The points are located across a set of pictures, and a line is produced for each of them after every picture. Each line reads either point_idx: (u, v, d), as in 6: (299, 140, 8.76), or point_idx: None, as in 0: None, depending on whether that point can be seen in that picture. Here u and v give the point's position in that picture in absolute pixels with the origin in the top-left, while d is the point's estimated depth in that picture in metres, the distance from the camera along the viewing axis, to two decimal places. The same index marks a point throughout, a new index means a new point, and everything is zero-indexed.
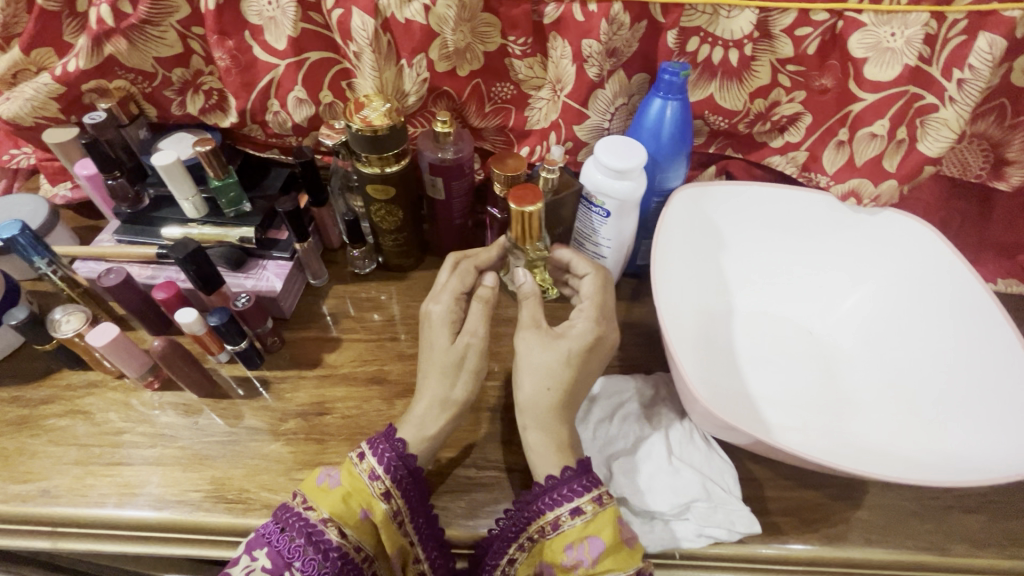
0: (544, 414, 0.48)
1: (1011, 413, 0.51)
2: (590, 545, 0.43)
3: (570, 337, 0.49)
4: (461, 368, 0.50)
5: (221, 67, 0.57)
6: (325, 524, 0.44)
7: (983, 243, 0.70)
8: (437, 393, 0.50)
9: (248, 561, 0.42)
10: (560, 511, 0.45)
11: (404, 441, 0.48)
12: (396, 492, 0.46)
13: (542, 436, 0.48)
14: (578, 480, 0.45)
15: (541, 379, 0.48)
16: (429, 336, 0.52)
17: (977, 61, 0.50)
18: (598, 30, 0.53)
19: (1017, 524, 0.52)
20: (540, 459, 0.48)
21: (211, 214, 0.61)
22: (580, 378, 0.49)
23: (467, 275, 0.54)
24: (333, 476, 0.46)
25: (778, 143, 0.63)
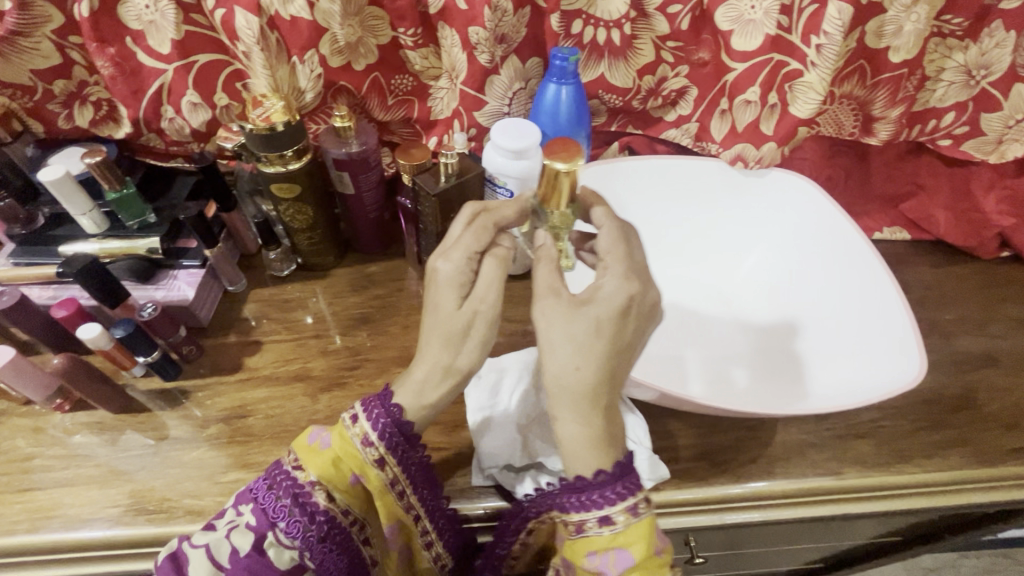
0: (577, 397, 0.41)
1: (888, 342, 0.57)
2: (616, 558, 0.40)
3: (599, 303, 0.41)
4: (468, 335, 0.45)
5: (105, 75, 0.56)
6: (313, 487, 0.43)
7: (867, 196, 0.76)
8: (444, 359, 0.45)
9: (234, 516, 0.43)
10: (586, 518, 0.41)
11: (400, 406, 0.45)
12: (391, 459, 0.44)
13: (580, 426, 0.41)
14: (612, 487, 0.40)
15: (571, 357, 0.41)
16: (433, 298, 0.45)
17: (830, 27, 0.54)
18: (482, 17, 0.55)
19: (900, 444, 0.58)
20: (572, 450, 0.41)
21: (112, 227, 0.60)
22: (616, 350, 0.41)
23: (484, 232, 0.45)
24: (325, 438, 0.44)
25: (672, 116, 0.67)
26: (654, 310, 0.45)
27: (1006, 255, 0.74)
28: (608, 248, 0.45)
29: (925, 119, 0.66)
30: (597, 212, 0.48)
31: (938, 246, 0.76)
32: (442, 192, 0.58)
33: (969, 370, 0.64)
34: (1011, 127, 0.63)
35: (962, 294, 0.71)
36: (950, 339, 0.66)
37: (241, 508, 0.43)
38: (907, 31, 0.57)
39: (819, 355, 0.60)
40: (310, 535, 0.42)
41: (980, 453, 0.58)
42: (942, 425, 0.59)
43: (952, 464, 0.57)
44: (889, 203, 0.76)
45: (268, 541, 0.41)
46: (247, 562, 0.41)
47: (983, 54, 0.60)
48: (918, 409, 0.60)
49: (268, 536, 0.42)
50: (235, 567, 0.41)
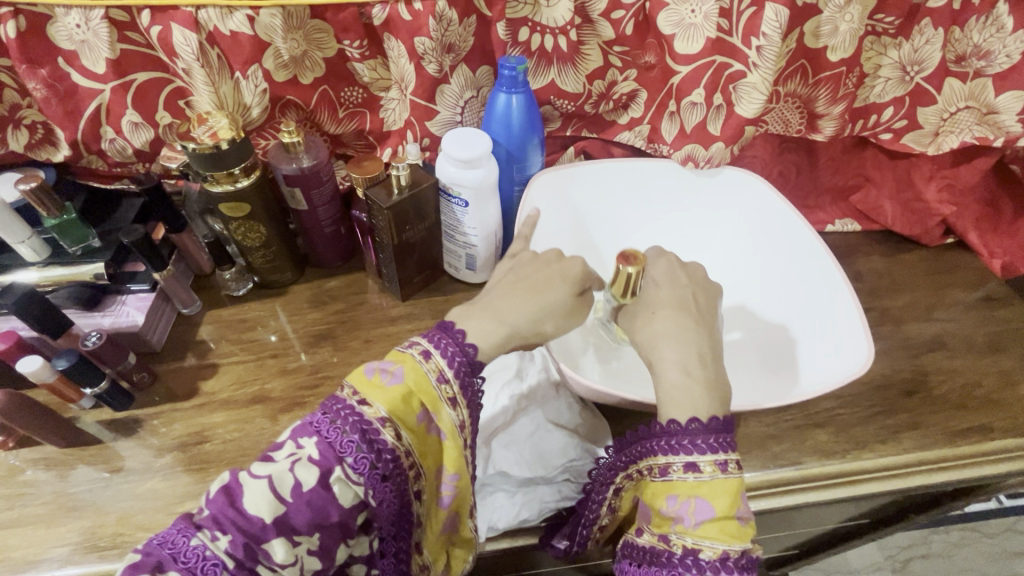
0: (675, 345, 0.47)
1: (835, 330, 0.59)
2: (697, 507, 0.40)
3: (653, 270, 0.54)
4: (565, 312, 0.50)
5: (38, 97, 0.54)
6: (383, 424, 0.40)
7: (819, 189, 0.78)
8: (533, 315, 0.48)
9: (294, 448, 0.38)
10: (674, 461, 0.42)
11: (475, 347, 0.44)
12: (462, 399, 0.43)
13: (680, 371, 0.45)
14: (705, 437, 0.42)
15: (657, 314, 0.49)
16: (528, 272, 0.52)
17: (769, 29, 0.55)
18: (427, 27, 0.55)
19: (856, 431, 0.59)
20: (678, 393, 0.44)
21: (53, 253, 0.58)
22: (682, 298, 0.51)
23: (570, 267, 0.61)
24: (391, 372, 0.41)
25: (624, 119, 0.68)
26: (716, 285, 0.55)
27: (950, 241, 0.77)
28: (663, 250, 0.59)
29: (867, 114, 0.68)
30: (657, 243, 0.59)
31: (888, 235, 0.79)
32: (392, 205, 0.57)
33: (919, 355, 0.66)
34: (946, 120, 0.66)
35: (910, 281, 0.74)
36: (901, 325, 0.69)
37: (298, 443, 0.38)
38: (842, 30, 0.59)
39: (770, 348, 0.62)
40: (377, 473, 0.39)
41: (931, 435, 0.60)
42: (895, 409, 0.61)
43: (905, 447, 0.59)
44: (839, 196, 0.79)
45: (338, 477, 0.37)
46: (314, 498, 0.36)
47: (915, 50, 0.62)
48: (872, 395, 0.62)
49: (335, 471, 0.37)
50: (297, 502, 0.36)
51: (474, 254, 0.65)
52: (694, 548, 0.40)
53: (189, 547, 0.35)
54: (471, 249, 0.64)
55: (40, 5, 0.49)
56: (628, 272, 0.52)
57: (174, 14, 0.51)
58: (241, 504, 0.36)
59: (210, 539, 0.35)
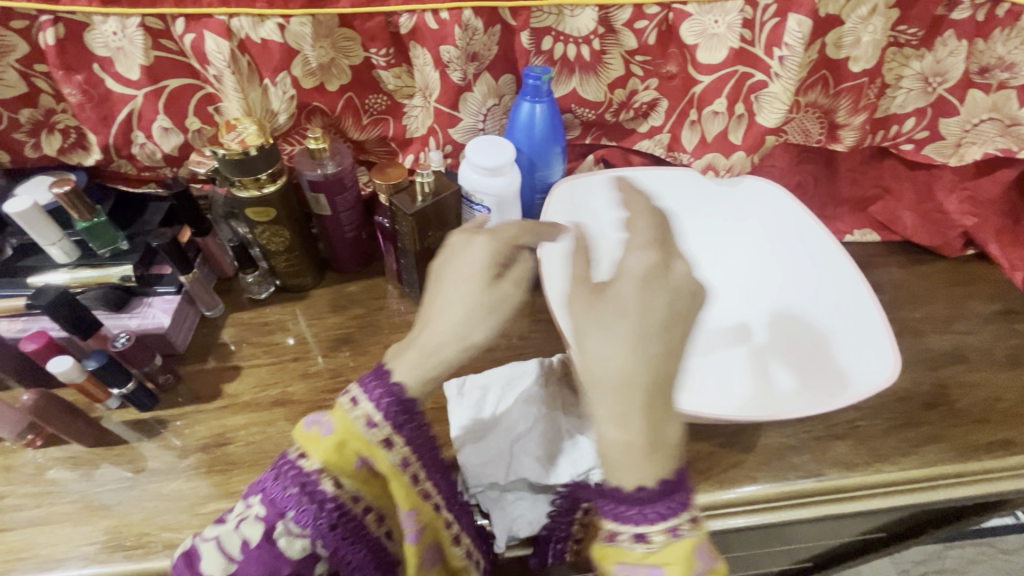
0: (619, 394, 0.35)
1: (863, 338, 0.59)
2: (651, 575, 0.35)
3: (618, 283, 0.37)
4: (492, 313, 0.43)
5: (73, 103, 0.56)
6: (320, 476, 0.41)
7: (837, 200, 0.78)
8: (456, 329, 0.42)
9: (243, 508, 0.42)
10: (622, 530, 0.36)
11: (401, 383, 0.41)
12: (396, 439, 0.41)
13: (619, 423, 0.35)
14: (657, 505, 0.35)
15: (596, 351, 0.36)
16: (453, 274, 0.44)
17: (791, 39, 0.56)
18: (453, 36, 0.56)
19: (877, 444, 0.59)
20: (614, 454, 0.35)
21: (83, 255, 0.59)
22: (642, 328, 0.36)
23: (512, 229, 0.46)
24: (324, 424, 0.41)
25: (644, 128, 0.68)
26: (696, 291, 0.38)
27: (971, 253, 0.77)
28: (628, 224, 0.41)
29: (888, 125, 0.68)
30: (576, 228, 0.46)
31: (907, 246, 0.78)
32: (417, 212, 0.58)
33: (940, 367, 0.65)
34: (968, 131, 0.66)
35: (931, 293, 0.73)
36: (921, 337, 0.68)
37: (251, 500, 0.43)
38: (864, 41, 0.59)
39: (795, 355, 0.61)
40: (321, 523, 0.41)
41: (953, 449, 0.59)
42: (916, 422, 0.61)
43: (927, 460, 0.58)
44: (857, 206, 0.79)
45: (279, 531, 0.40)
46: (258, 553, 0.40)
47: (937, 61, 0.62)
48: (892, 407, 0.62)
49: (278, 526, 0.41)
50: (246, 559, 0.41)
51: None
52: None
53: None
54: None
55: (79, 13, 0.50)
56: None
57: (207, 22, 0.52)
58: (200, 564, 0.42)
59: None
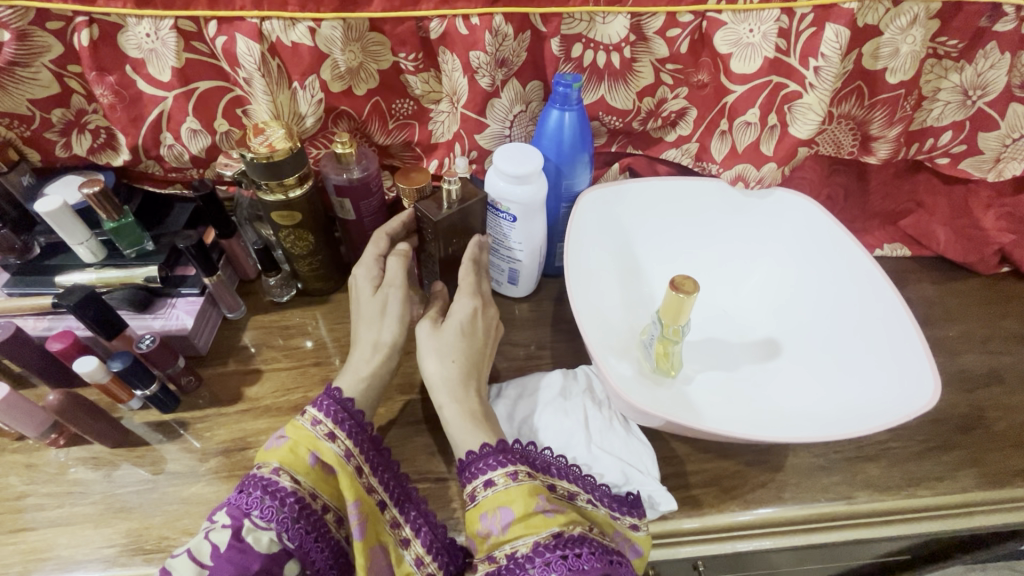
0: (451, 386, 0.52)
1: (900, 359, 0.57)
2: (500, 516, 0.44)
3: (454, 315, 0.55)
4: (386, 314, 0.54)
5: (105, 103, 0.56)
6: (277, 474, 0.44)
7: (867, 214, 0.77)
8: (370, 337, 0.53)
9: (208, 522, 0.42)
10: (475, 484, 0.47)
11: (340, 388, 0.50)
12: (341, 432, 0.47)
13: (457, 403, 0.51)
14: (493, 456, 0.47)
15: (441, 357, 0.53)
16: (355, 298, 0.56)
17: (828, 49, 0.55)
18: (483, 42, 0.55)
19: (910, 467, 0.57)
20: (460, 430, 0.50)
21: (109, 255, 0.60)
22: (473, 349, 0.54)
23: (381, 240, 0.58)
24: (279, 436, 0.46)
25: (672, 136, 0.67)
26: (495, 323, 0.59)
27: (1006, 270, 0.75)
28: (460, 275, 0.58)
29: (923, 138, 0.67)
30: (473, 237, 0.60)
31: (939, 263, 0.76)
32: (440, 220, 0.56)
33: (976, 389, 0.63)
34: (1008, 146, 0.64)
35: (964, 311, 0.71)
36: (955, 357, 0.66)
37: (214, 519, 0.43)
38: (903, 52, 0.58)
39: (823, 372, 0.60)
40: (286, 517, 0.43)
41: (990, 474, 0.57)
42: (951, 445, 0.59)
43: (963, 486, 0.56)
44: (887, 220, 0.77)
45: (246, 527, 0.41)
46: (230, 552, 0.40)
47: (979, 74, 0.60)
48: (926, 429, 0.60)
49: (245, 524, 0.42)
50: (218, 562, 0.40)
51: (518, 268, 0.65)
52: (512, 551, 0.43)
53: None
54: (515, 263, 0.64)
55: (113, 15, 0.51)
56: (678, 295, 0.50)
57: (239, 25, 0.52)
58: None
59: None
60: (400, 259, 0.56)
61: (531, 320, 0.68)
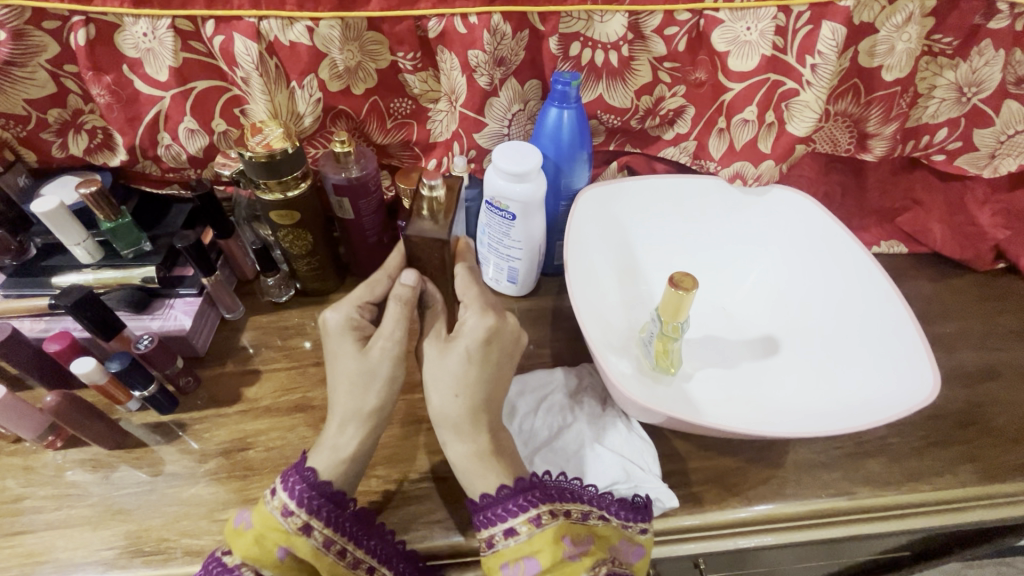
0: (458, 424, 0.48)
1: (901, 354, 0.57)
2: (525, 566, 0.44)
3: (463, 338, 0.48)
4: (372, 377, 0.48)
5: (102, 103, 0.56)
6: (241, 569, 0.44)
7: (864, 211, 0.77)
8: (353, 400, 0.48)
9: None
10: (494, 530, 0.45)
11: (313, 470, 0.46)
12: (314, 522, 0.44)
13: (462, 441, 0.48)
14: (514, 501, 0.45)
15: (446, 390, 0.48)
16: (334, 350, 0.49)
17: (825, 47, 0.55)
18: (481, 41, 0.55)
19: (911, 462, 0.57)
20: (469, 473, 0.48)
21: (106, 256, 0.59)
22: (483, 378, 0.48)
23: (378, 283, 0.51)
24: (247, 520, 0.45)
25: (670, 135, 0.67)
26: (518, 334, 0.51)
27: (1001, 267, 0.75)
28: (463, 289, 0.50)
29: (919, 135, 0.67)
30: (457, 240, 0.53)
31: (934, 259, 0.77)
32: (422, 230, 0.46)
33: (974, 385, 0.64)
34: (1003, 143, 0.65)
35: (961, 306, 0.72)
36: (953, 353, 0.67)
37: None
38: (899, 50, 0.58)
39: (824, 369, 0.60)
40: None
41: (988, 469, 0.57)
42: (950, 441, 0.59)
43: (963, 480, 0.56)
44: (885, 218, 0.77)
45: None
46: None
47: (973, 72, 0.61)
48: (925, 425, 0.60)
49: None
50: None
51: (517, 267, 0.65)
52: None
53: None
54: (514, 262, 0.64)
55: (110, 14, 0.50)
56: (677, 292, 0.50)
57: (237, 25, 0.52)
58: None
59: None
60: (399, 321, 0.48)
61: (531, 319, 0.68)
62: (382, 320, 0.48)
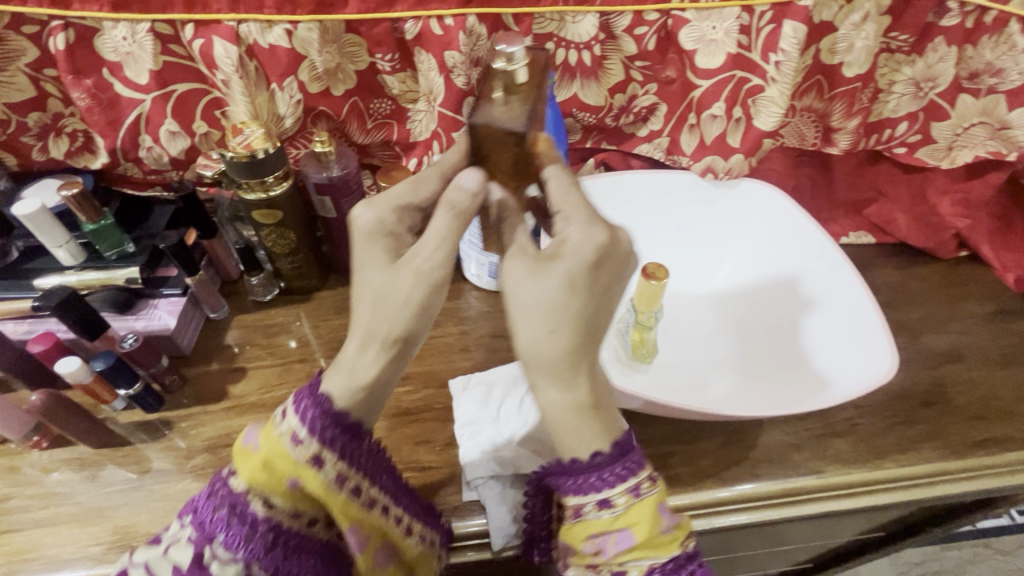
0: (555, 366, 0.40)
1: (862, 336, 0.60)
2: (618, 538, 0.40)
3: (567, 257, 0.40)
4: (406, 295, 0.41)
5: (82, 107, 0.56)
6: (247, 496, 0.41)
7: (833, 204, 0.80)
8: (385, 324, 0.42)
9: (175, 530, 0.42)
10: (584, 499, 0.41)
11: (330, 394, 0.42)
12: (327, 455, 0.41)
13: (559, 390, 0.41)
14: (612, 468, 0.40)
15: (541, 322, 0.40)
16: (363, 259, 0.43)
17: (787, 45, 0.58)
18: (457, 42, 0.57)
19: (877, 441, 0.60)
20: (564, 423, 0.41)
21: (90, 258, 0.59)
22: (587, 309, 0.40)
23: (426, 184, 0.45)
24: (254, 440, 0.42)
25: (643, 132, 0.69)
26: (631, 254, 0.43)
27: (963, 254, 0.78)
28: (561, 198, 0.43)
29: (881, 129, 0.70)
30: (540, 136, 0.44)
31: (900, 248, 0.80)
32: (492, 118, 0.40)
33: (937, 367, 0.66)
34: (959, 135, 0.67)
35: (926, 293, 0.75)
36: (917, 337, 0.70)
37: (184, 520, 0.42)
38: (858, 47, 0.61)
39: (794, 352, 0.63)
40: (256, 545, 0.41)
41: (949, 446, 0.60)
42: (914, 420, 0.62)
43: (926, 457, 0.59)
44: (853, 209, 0.80)
45: (208, 558, 0.40)
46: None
47: (928, 67, 0.64)
48: (891, 405, 0.63)
49: (207, 551, 0.40)
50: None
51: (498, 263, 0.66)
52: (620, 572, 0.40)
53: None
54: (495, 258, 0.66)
55: (90, 19, 0.51)
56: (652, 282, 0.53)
57: (216, 28, 0.53)
58: None
59: None
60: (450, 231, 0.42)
61: None
62: (423, 234, 0.42)
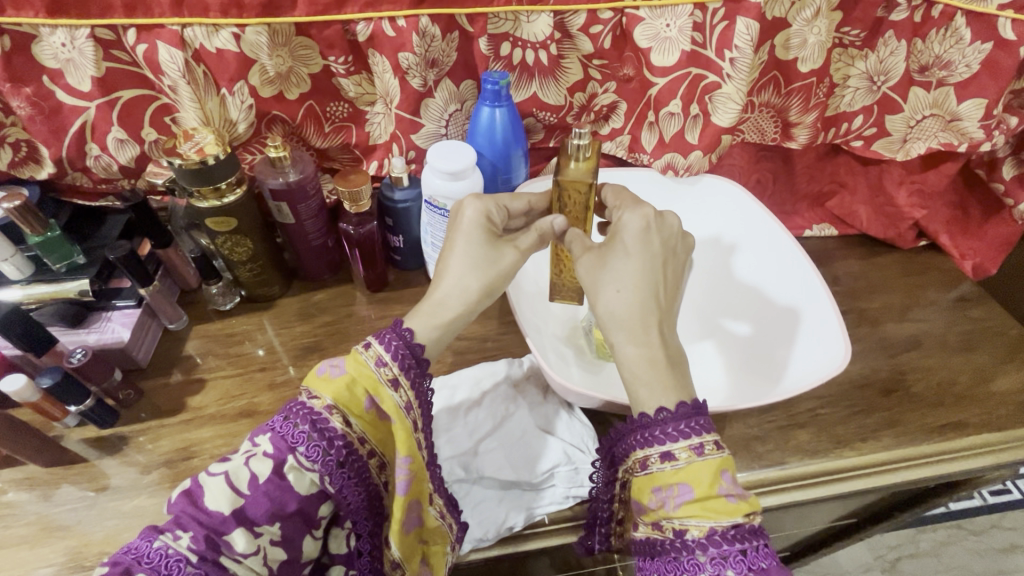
0: (628, 322, 0.46)
1: (819, 329, 0.61)
2: (678, 491, 0.41)
3: (624, 232, 0.49)
4: (493, 263, 0.50)
5: (23, 116, 0.55)
6: (329, 412, 0.43)
7: (795, 197, 0.81)
8: (470, 282, 0.49)
9: (250, 446, 0.42)
10: (650, 452, 0.42)
11: (411, 330, 0.46)
12: (403, 380, 0.45)
13: (638, 347, 0.45)
14: (676, 424, 0.42)
15: (612, 284, 0.47)
16: (459, 234, 0.51)
17: (740, 42, 0.58)
18: (410, 43, 0.56)
19: (838, 431, 0.61)
20: (638, 374, 0.45)
21: (37, 271, 0.58)
22: (650, 273, 0.47)
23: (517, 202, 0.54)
24: (337, 365, 0.44)
25: (605, 130, 0.69)
26: (679, 235, 0.51)
27: (923, 244, 0.80)
28: (615, 200, 0.53)
29: (838, 123, 0.71)
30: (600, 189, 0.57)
31: (863, 239, 0.81)
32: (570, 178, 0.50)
33: (897, 355, 0.68)
34: (912, 127, 0.68)
35: (887, 283, 0.76)
36: (879, 327, 0.71)
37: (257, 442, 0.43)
38: (811, 43, 0.61)
39: (761, 344, 0.65)
40: (330, 459, 0.42)
41: (908, 432, 0.61)
42: (875, 408, 0.63)
43: (886, 445, 0.60)
44: (815, 202, 0.81)
45: (289, 465, 0.41)
46: (267, 487, 0.40)
47: (880, 61, 0.65)
48: (852, 395, 0.64)
49: (288, 461, 0.41)
50: (255, 494, 0.40)
51: None
52: (682, 530, 0.40)
53: (152, 549, 0.38)
54: None
55: (25, 25, 0.50)
56: None
57: (160, 33, 0.52)
58: (201, 502, 0.40)
59: (173, 539, 0.38)
60: (537, 236, 0.52)
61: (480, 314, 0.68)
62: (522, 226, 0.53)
